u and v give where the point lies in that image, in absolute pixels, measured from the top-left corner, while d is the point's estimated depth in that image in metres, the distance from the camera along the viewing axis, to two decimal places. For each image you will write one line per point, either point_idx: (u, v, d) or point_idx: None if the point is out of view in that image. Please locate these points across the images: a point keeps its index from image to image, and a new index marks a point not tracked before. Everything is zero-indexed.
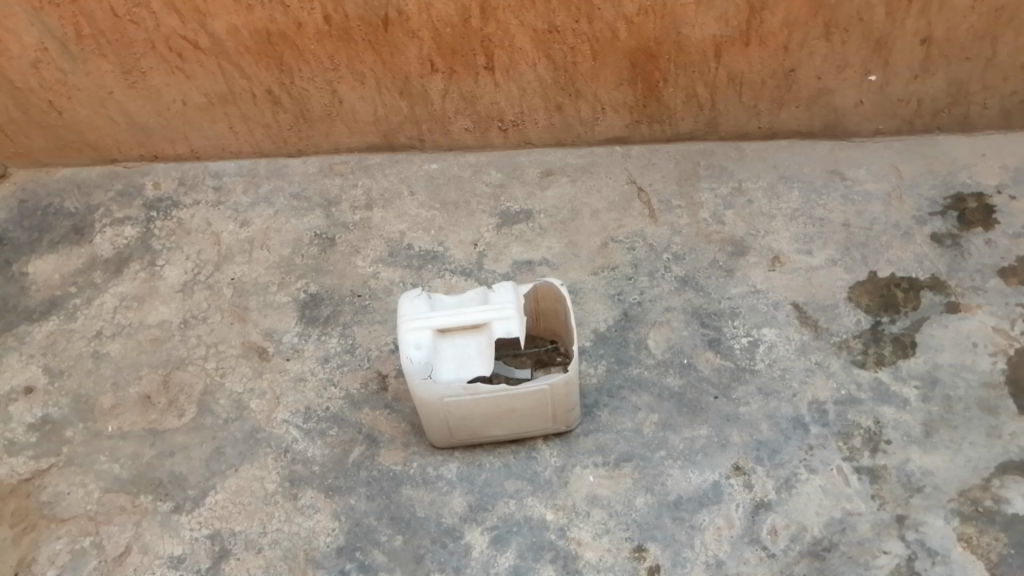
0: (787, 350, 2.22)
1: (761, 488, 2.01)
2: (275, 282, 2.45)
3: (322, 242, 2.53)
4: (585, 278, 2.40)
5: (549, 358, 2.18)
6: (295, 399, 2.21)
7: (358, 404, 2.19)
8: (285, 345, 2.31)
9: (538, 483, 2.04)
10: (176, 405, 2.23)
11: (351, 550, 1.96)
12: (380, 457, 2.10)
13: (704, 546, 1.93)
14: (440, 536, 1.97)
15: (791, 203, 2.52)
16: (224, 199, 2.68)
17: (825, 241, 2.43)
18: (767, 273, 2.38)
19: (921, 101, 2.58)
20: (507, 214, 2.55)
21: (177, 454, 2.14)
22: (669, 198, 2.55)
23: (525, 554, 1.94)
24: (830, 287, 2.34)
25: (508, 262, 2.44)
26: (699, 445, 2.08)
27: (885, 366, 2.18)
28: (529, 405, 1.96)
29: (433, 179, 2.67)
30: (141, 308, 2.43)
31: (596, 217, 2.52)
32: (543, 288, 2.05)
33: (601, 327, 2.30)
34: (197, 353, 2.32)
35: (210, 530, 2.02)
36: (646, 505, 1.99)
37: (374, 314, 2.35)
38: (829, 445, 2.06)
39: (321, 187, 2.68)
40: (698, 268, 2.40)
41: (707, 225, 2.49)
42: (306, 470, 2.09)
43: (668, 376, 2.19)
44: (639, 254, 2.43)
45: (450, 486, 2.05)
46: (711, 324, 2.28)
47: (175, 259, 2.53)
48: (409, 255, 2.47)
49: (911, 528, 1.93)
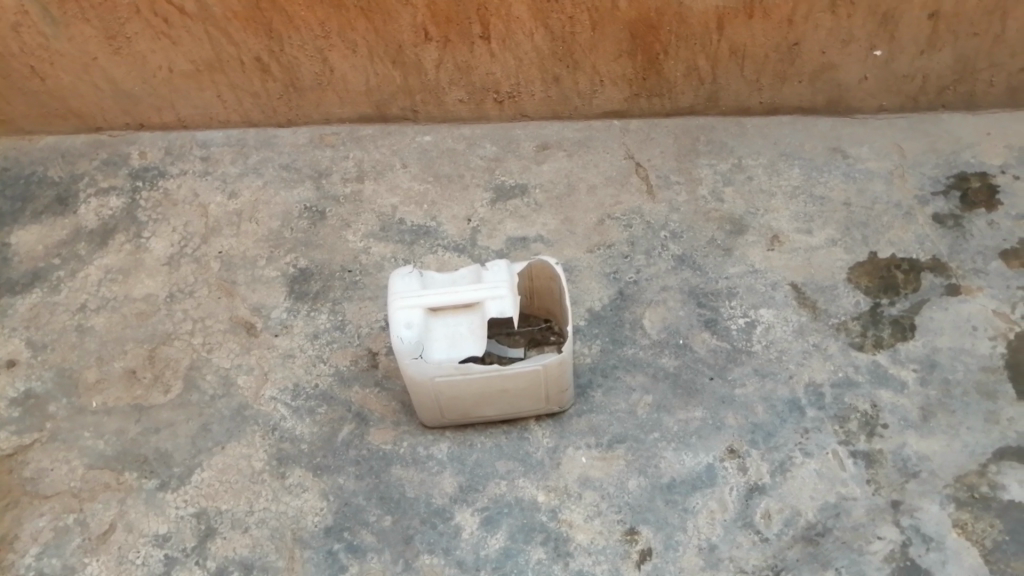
0: (784, 332, 2.19)
1: (756, 471, 1.98)
2: (264, 256, 2.39)
3: (312, 215, 2.47)
4: (581, 255, 2.35)
5: (543, 338, 2.13)
6: (283, 375, 2.17)
7: (347, 382, 2.15)
8: (274, 321, 2.26)
9: (529, 464, 2.01)
10: (162, 380, 2.19)
11: (340, 531, 1.94)
12: (369, 435, 2.07)
13: (697, 530, 1.91)
14: (430, 517, 1.95)
15: (791, 180, 2.47)
16: (212, 169, 2.61)
17: (825, 220, 2.38)
18: (765, 252, 2.33)
19: (927, 77, 2.52)
20: (502, 188, 2.49)
21: (163, 430, 2.11)
22: (668, 174, 2.50)
23: (515, 535, 1.92)
24: (829, 267, 2.29)
25: (502, 239, 2.38)
26: (694, 426, 2.05)
27: (883, 348, 2.15)
28: (522, 385, 1.93)
29: (426, 152, 2.60)
30: (127, 282, 2.38)
31: (592, 193, 2.47)
32: (537, 265, 2.00)
33: (595, 305, 2.25)
34: (183, 328, 2.27)
35: (196, 508, 1.99)
36: (639, 488, 1.97)
37: (365, 290, 2.30)
38: (825, 429, 2.04)
39: (311, 158, 2.61)
40: (696, 247, 2.35)
41: (705, 203, 2.44)
42: (294, 448, 2.06)
43: (663, 357, 2.15)
44: (635, 232, 2.38)
45: (440, 466, 2.02)
46: (707, 304, 2.24)
47: (162, 231, 2.47)
48: (401, 230, 2.42)
49: (905, 514, 1.91)
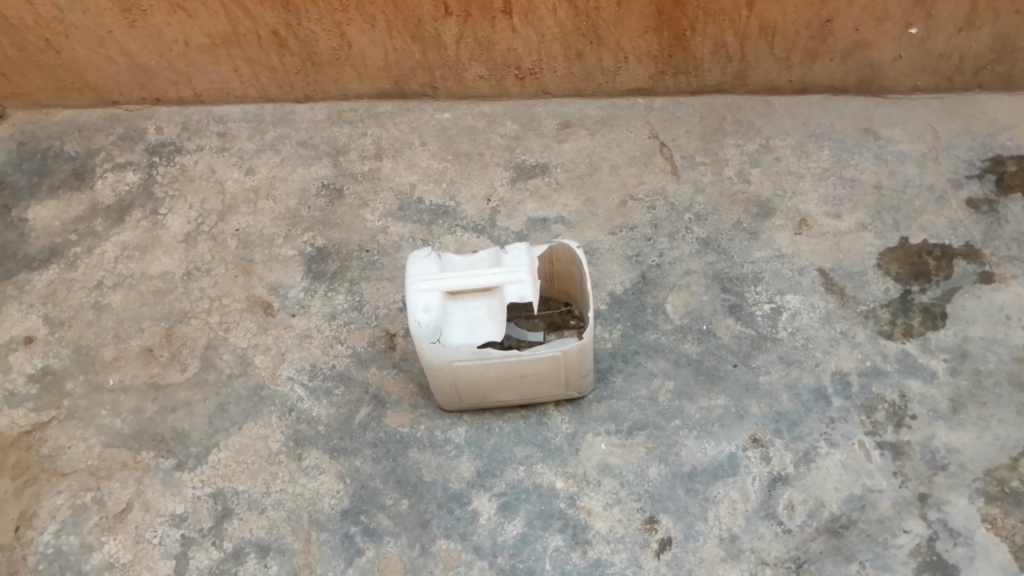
0: (811, 318, 2.13)
1: (779, 461, 1.94)
2: (281, 234, 2.36)
3: (329, 193, 2.43)
4: (602, 237, 2.30)
5: (563, 322, 2.09)
6: (300, 356, 2.15)
7: (364, 363, 2.12)
8: (291, 301, 2.24)
9: (548, 450, 1.98)
10: (179, 359, 2.17)
11: (357, 514, 1.92)
12: (386, 418, 2.04)
13: (718, 520, 1.88)
14: (447, 501, 1.93)
15: (821, 162, 2.40)
16: (229, 145, 2.58)
17: (855, 204, 2.32)
18: (793, 236, 2.27)
19: (964, 57, 2.43)
20: (522, 167, 2.44)
21: (180, 410, 2.09)
22: (693, 154, 2.43)
23: (533, 522, 1.89)
24: (859, 252, 2.23)
25: (523, 219, 2.34)
26: (717, 414, 2.01)
27: (912, 337, 2.09)
28: (541, 371, 1.89)
29: (445, 129, 2.55)
30: (143, 259, 2.36)
31: (615, 173, 2.41)
32: (558, 249, 1.95)
33: (617, 289, 2.21)
34: (200, 307, 2.25)
35: (212, 488, 1.98)
36: (660, 476, 1.94)
37: (382, 270, 2.27)
38: (851, 419, 1.99)
39: (329, 134, 2.57)
40: (721, 229, 2.29)
41: (732, 184, 2.37)
42: (310, 430, 2.04)
43: (686, 343, 2.11)
44: (659, 214, 2.32)
45: (458, 450, 1.99)
46: (732, 290, 2.19)
47: (178, 207, 2.45)
48: (419, 210, 2.38)
49: (932, 507, 1.87)
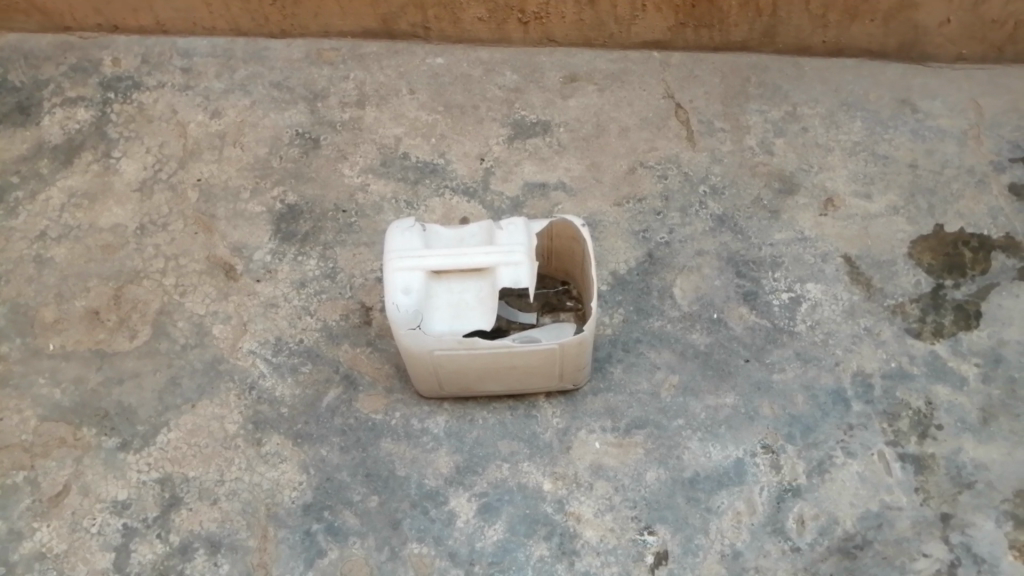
0: (833, 312, 1.93)
1: (790, 471, 1.76)
2: (247, 188, 2.11)
3: (304, 142, 2.18)
4: (607, 208, 2.06)
5: (559, 303, 1.88)
6: (264, 327, 1.92)
7: (336, 339, 1.90)
8: (256, 265, 2.00)
9: (535, 447, 1.78)
10: (128, 324, 1.94)
11: (320, 510, 1.73)
12: (358, 402, 1.83)
13: (719, 533, 1.70)
14: (421, 500, 1.73)
15: (852, 135, 2.17)
16: (193, 83, 2.30)
17: (887, 184, 2.09)
18: (817, 217, 2.05)
19: (1019, 25, 2.18)
20: (521, 124, 2.19)
21: (127, 382, 1.88)
22: (711, 119, 2.19)
23: (516, 527, 1.71)
24: (888, 239, 2.02)
25: (519, 183, 2.10)
26: (724, 415, 1.81)
27: (943, 338, 1.89)
28: (534, 362, 1.68)
29: (437, 76, 2.28)
30: (92, 208, 2.11)
31: (624, 136, 2.17)
32: (559, 225, 1.73)
33: (620, 268, 1.98)
34: (154, 266, 2.02)
35: (160, 473, 1.78)
36: (658, 481, 1.75)
37: (360, 234, 2.04)
38: (871, 427, 1.81)
39: (306, 76, 2.30)
40: (738, 206, 2.06)
41: (753, 155, 2.14)
42: (272, 412, 1.83)
43: (694, 333, 1.90)
44: (671, 184, 2.09)
45: (436, 442, 1.79)
46: (748, 274, 1.97)
47: (134, 151, 2.19)
48: (404, 167, 2.13)
49: (954, 529, 1.71)
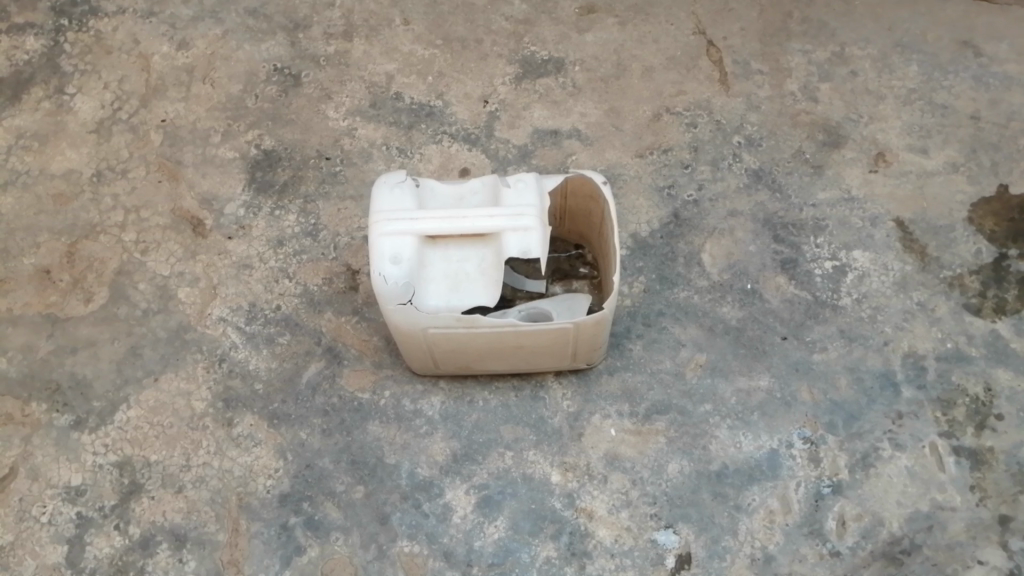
0: (882, 283, 1.70)
1: (831, 464, 1.56)
2: (219, 130, 1.86)
3: (283, 79, 1.92)
4: (627, 160, 1.81)
5: (571, 269, 1.65)
6: (236, 292, 1.70)
7: (318, 307, 1.68)
8: (228, 219, 1.77)
9: (543, 433, 1.57)
10: (83, 286, 1.71)
11: (298, 501, 1.53)
12: (342, 379, 1.62)
13: (750, 535, 1.50)
14: (413, 492, 1.53)
15: (907, 80, 1.90)
16: (158, 9, 2.02)
17: (945, 137, 1.84)
18: (866, 174, 1.80)
19: None
20: (530, 61, 1.92)
21: (82, 351, 1.66)
22: (747, 60, 1.92)
23: (519, 524, 1.51)
24: (946, 201, 1.77)
25: (527, 130, 1.84)
26: (758, 400, 1.60)
27: (1005, 315, 1.67)
28: (543, 342, 1.46)
29: (435, 5, 2.00)
30: (43, 151, 1.86)
31: (648, 77, 1.90)
32: (575, 182, 1.50)
33: (642, 230, 1.74)
34: (112, 219, 1.78)
35: (118, 456, 1.57)
36: (682, 474, 1.54)
37: (346, 185, 1.79)
38: (923, 416, 1.59)
39: (286, 3, 2.01)
40: (777, 160, 1.82)
41: (794, 101, 1.88)
42: (245, 388, 1.62)
43: (724, 306, 1.67)
44: (700, 134, 1.84)
45: (430, 427, 1.58)
46: (787, 239, 1.74)
47: (90, 86, 1.93)
48: (396, 109, 1.87)
49: (1015, 534, 1.51)
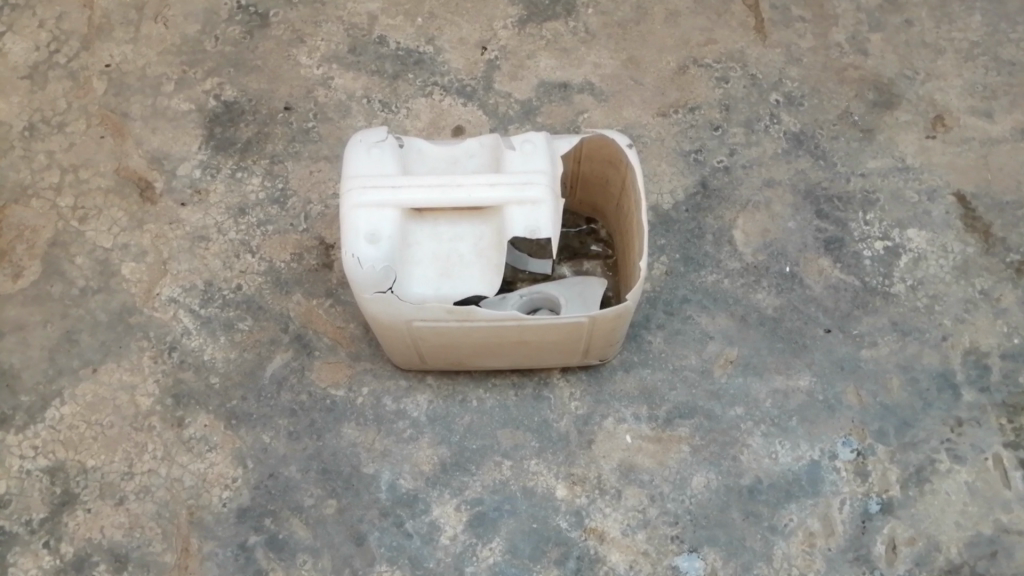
0: (940, 268, 1.46)
1: (881, 479, 1.34)
2: (172, 78, 1.60)
3: (249, 19, 1.65)
4: (647, 120, 1.56)
5: (582, 247, 1.41)
6: (190, 268, 1.45)
7: (285, 287, 1.44)
8: (181, 182, 1.52)
9: (546, 439, 1.35)
10: (11, 259, 1.46)
11: (259, 517, 1.31)
12: (312, 373, 1.38)
13: (786, 562, 1.29)
14: (393, 507, 1.31)
15: (971, 32, 1.65)
16: None
17: (1013, 99, 1.59)
18: (922, 141, 1.56)
19: None
20: (536, 2, 1.66)
21: (9, 337, 1.42)
22: (787, 5, 1.66)
23: (518, 547, 1.29)
24: (1014, 173, 1.53)
25: (532, 83, 1.58)
26: (797, 403, 1.38)
27: None
28: (550, 338, 1.23)
29: None
30: None
31: (672, 23, 1.64)
32: (591, 144, 1.25)
33: (663, 202, 1.50)
34: (46, 181, 1.52)
35: (49, 461, 1.34)
36: (708, 489, 1.32)
37: (320, 144, 1.54)
38: (986, 423, 1.37)
39: None
40: (821, 122, 1.57)
41: (840, 54, 1.62)
42: (199, 382, 1.38)
43: (759, 293, 1.44)
44: (733, 90, 1.59)
45: (415, 431, 1.35)
46: (832, 215, 1.50)
47: (23, 23, 1.65)
48: (380, 55, 1.61)
49: None
